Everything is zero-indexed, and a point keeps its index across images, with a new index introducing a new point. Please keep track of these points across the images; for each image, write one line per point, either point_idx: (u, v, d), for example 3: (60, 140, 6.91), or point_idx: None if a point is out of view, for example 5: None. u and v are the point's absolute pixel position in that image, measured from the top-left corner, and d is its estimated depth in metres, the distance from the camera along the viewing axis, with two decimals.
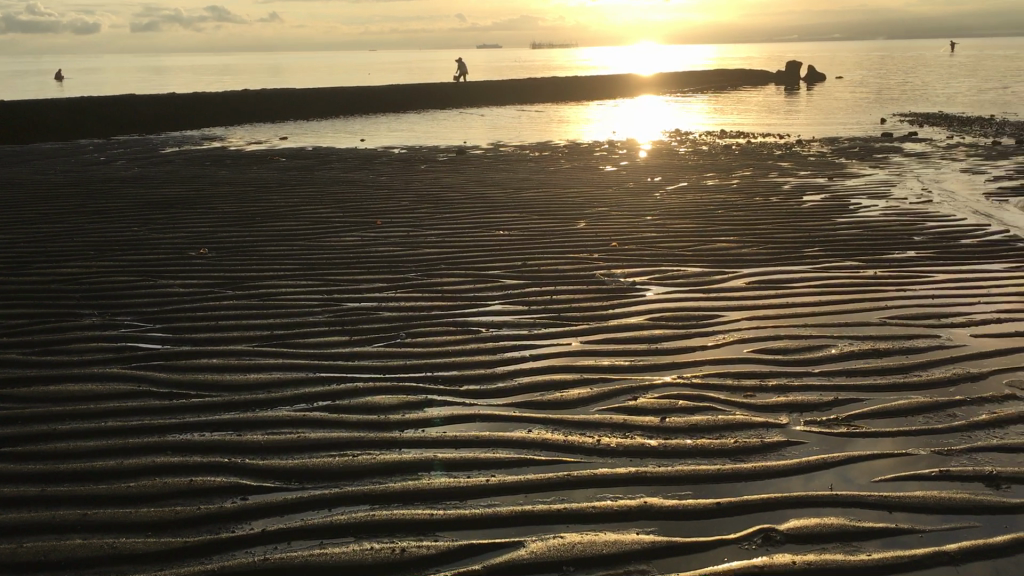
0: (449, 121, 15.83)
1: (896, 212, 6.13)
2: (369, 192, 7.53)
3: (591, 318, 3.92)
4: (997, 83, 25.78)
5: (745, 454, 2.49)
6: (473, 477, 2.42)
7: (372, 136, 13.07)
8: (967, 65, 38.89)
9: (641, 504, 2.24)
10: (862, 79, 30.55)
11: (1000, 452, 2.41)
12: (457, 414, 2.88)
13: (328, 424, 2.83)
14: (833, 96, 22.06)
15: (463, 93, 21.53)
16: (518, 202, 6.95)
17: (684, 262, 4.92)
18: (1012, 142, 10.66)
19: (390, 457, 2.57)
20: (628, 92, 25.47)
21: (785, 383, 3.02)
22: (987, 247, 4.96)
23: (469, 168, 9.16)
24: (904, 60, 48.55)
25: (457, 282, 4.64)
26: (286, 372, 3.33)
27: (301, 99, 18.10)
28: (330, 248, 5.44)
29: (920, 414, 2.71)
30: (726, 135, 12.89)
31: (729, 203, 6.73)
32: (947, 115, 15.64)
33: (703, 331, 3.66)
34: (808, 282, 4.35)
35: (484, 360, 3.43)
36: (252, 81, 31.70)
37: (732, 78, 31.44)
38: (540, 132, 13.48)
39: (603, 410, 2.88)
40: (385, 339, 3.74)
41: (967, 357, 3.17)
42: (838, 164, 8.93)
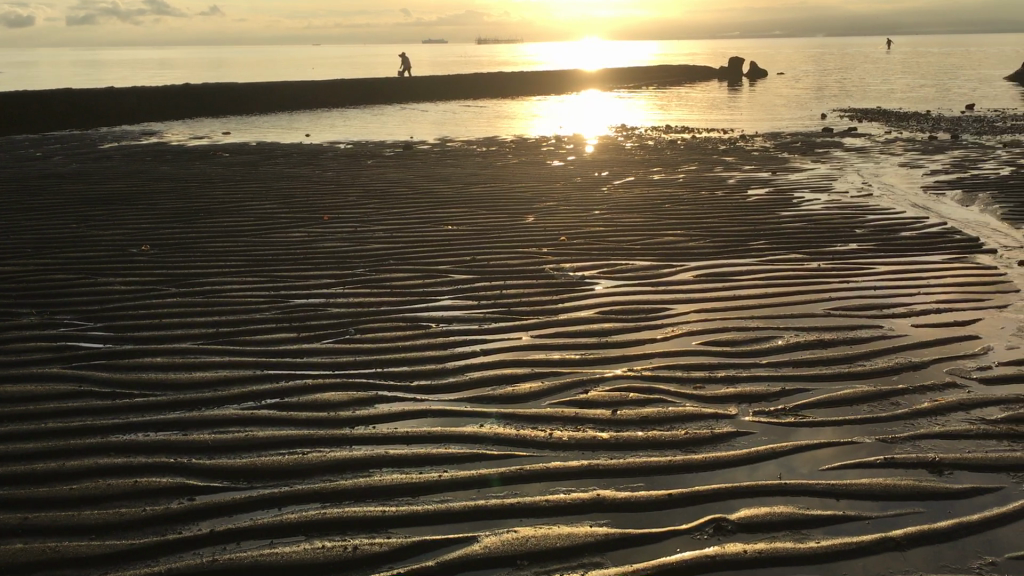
0: (395, 116, 15.73)
1: (837, 205, 6.24)
2: (315, 188, 7.45)
3: (541, 312, 3.93)
4: (932, 79, 26.40)
5: (695, 445, 2.52)
6: (425, 472, 2.41)
7: (317, 131, 12.92)
8: (902, 61, 39.73)
9: (593, 497, 2.25)
10: (803, 75, 31.06)
11: (942, 439, 2.47)
12: (407, 410, 2.86)
13: (277, 422, 2.79)
14: (776, 92, 22.40)
15: (409, 88, 21.42)
16: (466, 197, 6.94)
17: (632, 256, 4.96)
18: (948, 137, 10.92)
19: (340, 454, 2.54)
20: (574, 87, 25.58)
21: (734, 374, 3.06)
22: (926, 239, 5.08)
23: (416, 163, 9.11)
24: (843, 56, 49.47)
25: (406, 277, 4.62)
26: (232, 370, 3.28)
27: (244, 94, 17.83)
28: (276, 244, 5.37)
29: (864, 403, 2.76)
30: (671, 130, 13.00)
31: (675, 197, 6.80)
32: (885, 110, 15.98)
33: (652, 324, 3.69)
34: (754, 275, 4.41)
35: (435, 355, 3.41)
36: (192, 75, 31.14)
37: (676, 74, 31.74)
38: (486, 127, 13.45)
39: (555, 403, 2.89)
40: (334, 335, 3.70)
41: (909, 347, 3.24)
42: (781, 158, 9.07)
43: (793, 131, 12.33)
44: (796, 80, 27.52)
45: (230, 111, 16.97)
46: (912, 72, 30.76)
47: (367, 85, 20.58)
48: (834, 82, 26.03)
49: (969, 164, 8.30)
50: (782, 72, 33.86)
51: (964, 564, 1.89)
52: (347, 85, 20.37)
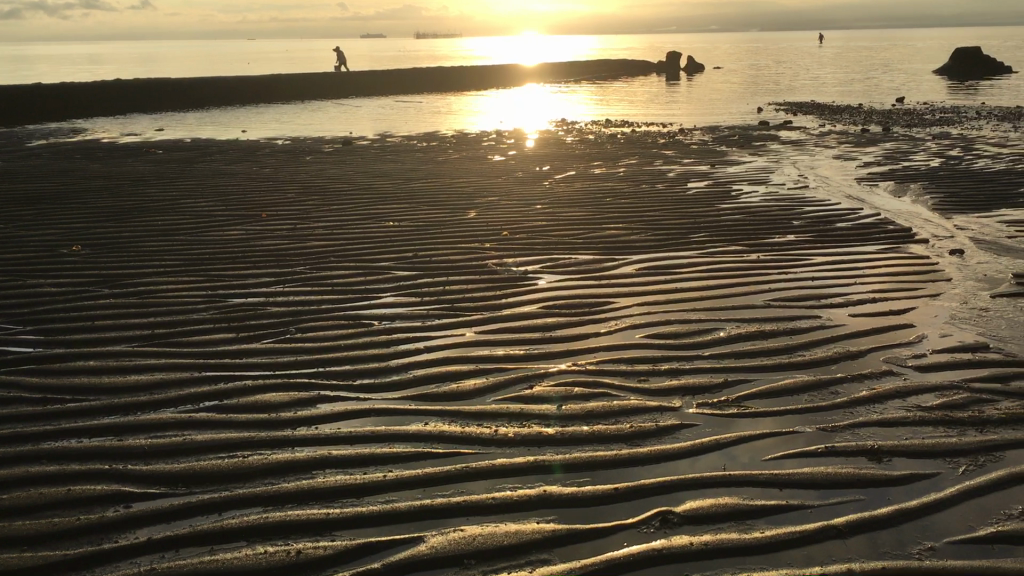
0: (334, 112, 15.57)
1: (775, 197, 6.34)
2: (253, 185, 7.33)
3: (485, 308, 3.91)
4: (863, 73, 27.00)
5: (641, 438, 2.53)
6: (369, 473, 2.38)
7: (254, 127, 12.72)
8: (834, 56, 40.56)
9: (539, 493, 2.24)
10: (738, 69, 31.52)
11: (880, 426, 2.51)
12: (351, 409, 2.82)
13: (216, 424, 2.72)
14: (713, 85, 22.70)
15: (347, 83, 21.20)
16: (407, 193, 6.89)
17: (575, 250, 4.97)
18: (880, 129, 11.16)
19: (283, 456, 2.49)
20: (514, 82, 25.60)
21: (677, 367, 3.08)
22: (860, 229, 5.18)
23: (355, 159, 9.02)
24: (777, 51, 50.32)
25: (347, 274, 4.56)
26: (170, 372, 3.20)
27: (178, 91, 17.46)
28: (213, 242, 5.25)
29: (805, 392, 2.80)
30: (610, 124, 13.09)
31: (616, 191, 6.83)
32: (818, 103, 16.30)
33: (595, 318, 3.70)
34: (695, 267, 4.45)
35: (377, 353, 3.37)
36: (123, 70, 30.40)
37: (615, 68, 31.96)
38: (426, 123, 13.37)
39: (500, 399, 2.87)
40: (274, 334, 3.63)
41: (846, 336, 3.30)
42: (719, 151, 9.18)
43: (730, 124, 12.50)
44: (732, 74, 27.90)
45: (164, 107, 16.60)
46: (844, 66, 31.38)
47: (304, 81, 20.33)
48: (769, 76, 26.45)
49: (900, 156, 8.49)
50: (719, 66, 34.34)
51: (904, 549, 1.93)
52: (284, 81, 20.08)
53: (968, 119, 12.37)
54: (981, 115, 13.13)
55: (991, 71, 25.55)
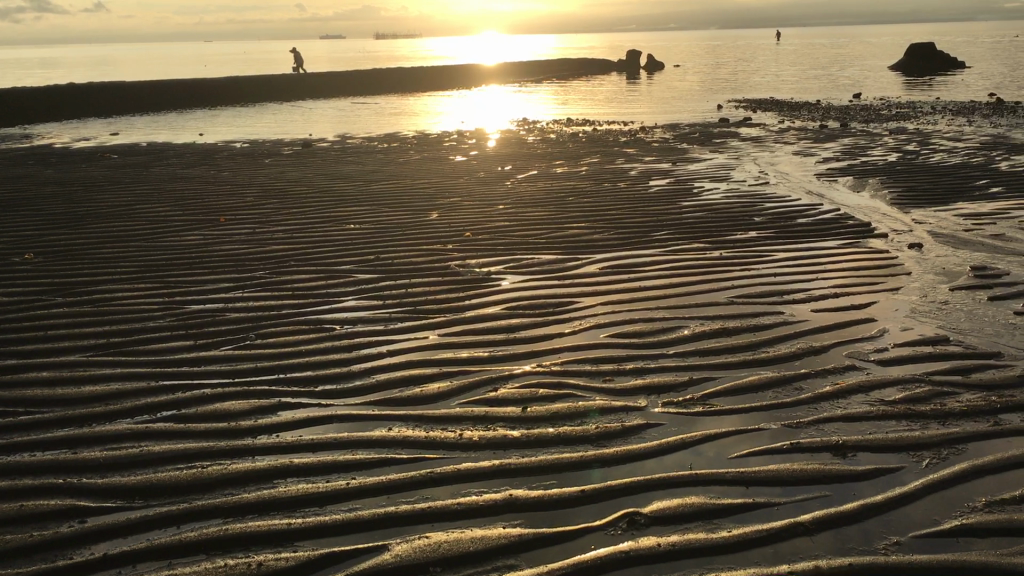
0: (294, 114, 15.43)
1: (736, 194, 6.37)
2: (210, 188, 7.22)
3: (448, 310, 3.88)
4: (820, 69, 27.30)
5: (606, 439, 2.51)
6: (332, 480, 2.34)
7: (211, 130, 12.56)
8: (791, 53, 41.00)
9: (505, 497, 2.21)
10: (697, 67, 31.74)
11: (844, 422, 2.52)
12: (313, 416, 2.78)
13: (174, 435, 2.66)
14: (673, 83, 22.80)
15: (306, 85, 21.03)
16: (368, 195, 6.83)
17: (538, 250, 4.95)
18: (838, 125, 11.28)
19: (243, 465, 2.44)
20: (474, 82, 25.55)
21: (641, 366, 3.07)
22: (821, 225, 5.22)
23: (315, 162, 8.93)
24: (736, 48, 50.77)
25: (308, 278, 4.50)
26: (126, 382, 3.13)
27: (133, 95, 17.20)
28: (169, 248, 5.16)
29: (769, 389, 2.80)
30: (572, 123, 13.10)
31: (578, 190, 6.83)
32: (777, 100, 16.44)
33: (560, 318, 3.68)
34: (658, 265, 4.45)
35: (338, 358, 3.32)
36: (74, 74, 29.86)
37: (575, 67, 32.03)
38: (386, 124, 13.29)
39: (464, 403, 2.84)
40: (233, 341, 3.57)
41: (809, 332, 3.31)
42: (680, 149, 9.22)
43: (690, 122, 12.56)
44: (692, 72, 28.09)
45: (118, 111, 16.33)
46: (801, 64, 31.73)
47: (262, 84, 20.13)
48: (728, 73, 26.67)
49: (858, 151, 8.58)
50: (679, 64, 34.52)
51: (871, 545, 1.93)
52: (241, 84, 19.86)
53: (923, 114, 12.55)
54: (935, 110, 13.33)
55: (945, 66, 25.98)
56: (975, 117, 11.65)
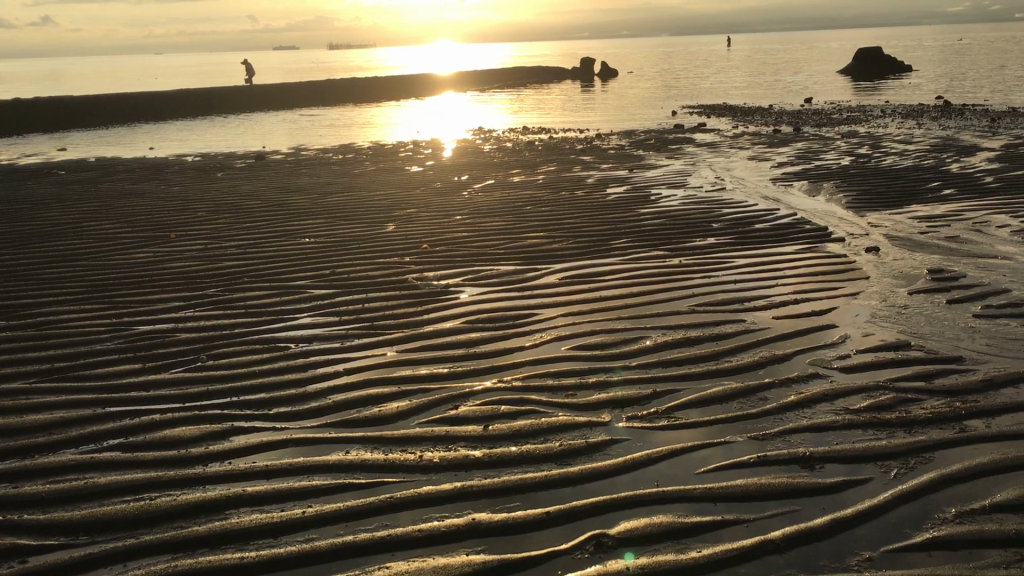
0: (246, 126, 15.22)
1: (694, 200, 6.37)
2: (160, 204, 7.06)
3: (405, 325, 3.79)
4: (772, 74, 27.64)
5: (571, 457, 2.45)
6: (287, 510, 2.24)
7: (161, 144, 12.33)
8: (742, 58, 41.49)
9: (468, 522, 2.14)
10: (650, 73, 32.00)
11: (811, 433, 2.48)
12: (267, 440, 2.68)
13: (122, 464, 2.55)
14: (628, 91, 22.91)
15: (258, 96, 20.79)
16: (323, 207, 6.72)
17: (496, 260, 4.88)
18: (791, 130, 11.39)
19: (195, 496, 2.34)
20: (430, 91, 25.47)
21: (604, 379, 3.01)
22: (779, 230, 5.22)
23: (267, 174, 8.79)
24: (688, 54, 51.28)
25: (262, 295, 4.39)
26: (70, 410, 3.00)
27: (80, 110, 16.86)
28: (117, 267, 5.01)
29: (734, 400, 2.76)
30: (528, 131, 13.09)
31: (536, 198, 6.79)
32: (730, 105, 16.58)
33: (520, 331, 3.62)
34: (617, 274, 4.41)
35: (294, 378, 3.22)
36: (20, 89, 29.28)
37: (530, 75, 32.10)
38: (340, 135, 13.15)
39: (424, 422, 2.76)
40: (183, 364, 3.45)
41: (772, 340, 3.28)
42: (636, 155, 9.23)
43: (646, 128, 12.61)
44: (645, 79, 28.27)
45: (65, 125, 16.00)
46: (753, 69, 32.10)
47: (213, 96, 19.87)
48: (681, 80, 26.88)
49: (812, 155, 8.64)
50: (632, 71, 34.76)
51: (843, 561, 1.89)
52: (192, 96, 19.59)
53: (874, 117, 12.71)
54: (885, 113, 13.54)
55: (893, 70, 26.42)
56: (924, 119, 11.83)
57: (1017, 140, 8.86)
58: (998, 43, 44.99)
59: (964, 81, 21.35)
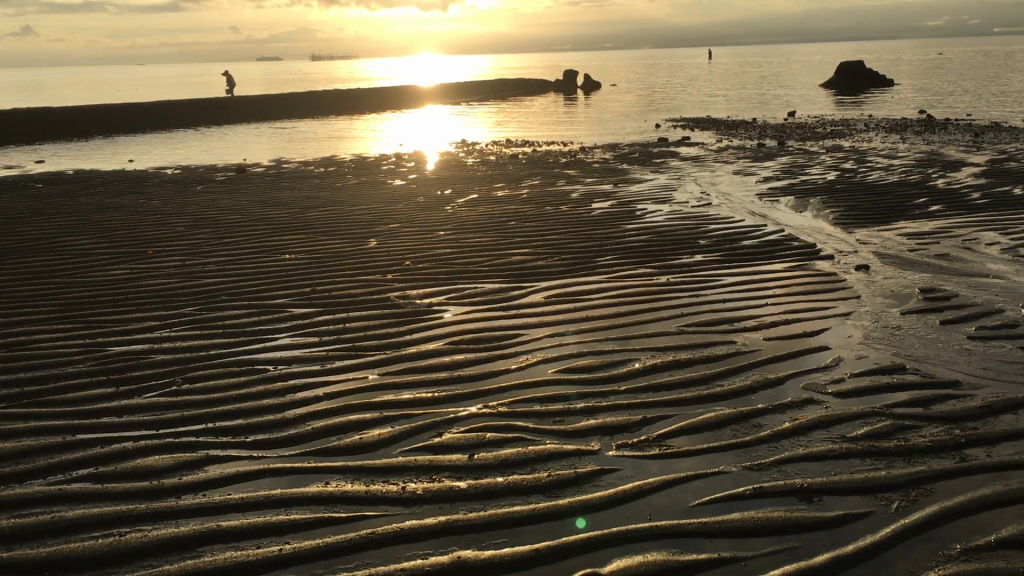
0: (228, 138, 15.10)
1: (679, 215, 6.32)
2: (138, 218, 6.93)
3: (388, 346, 3.70)
4: (755, 87, 27.74)
5: (560, 488, 2.36)
6: (263, 547, 2.14)
7: (140, 157, 12.18)
8: (724, 71, 41.74)
9: (453, 560, 2.05)
10: (634, 86, 32.07)
11: (808, 462, 2.41)
12: (243, 470, 2.58)
13: (91, 496, 2.44)
14: (611, 104, 22.93)
15: (240, 109, 20.66)
16: (305, 222, 6.62)
17: (481, 278, 4.79)
18: (776, 143, 11.37)
19: (167, 531, 2.23)
20: (413, 103, 25.40)
21: (593, 404, 2.92)
22: (766, 246, 5.17)
23: (248, 188, 8.67)
24: (671, 67, 51.51)
25: (240, 314, 4.28)
26: (38, 438, 2.88)
27: (60, 122, 16.68)
28: (92, 284, 4.88)
29: (727, 427, 2.68)
30: (511, 144, 13.03)
31: (520, 213, 6.71)
32: (714, 119, 16.60)
33: (505, 353, 3.53)
34: (603, 293, 4.33)
35: (272, 403, 3.12)
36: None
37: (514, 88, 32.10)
38: (322, 148, 13.04)
39: (406, 451, 2.66)
40: (158, 388, 3.33)
41: (763, 362, 3.21)
42: (621, 169, 9.18)
43: (629, 141, 12.58)
44: (629, 92, 28.28)
45: (44, 137, 15.81)
46: (736, 82, 32.22)
47: (194, 108, 19.72)
48: (665, 92, 26.92)
49: (797, 170, 8.61)
50: (616, 84, 34.84)
51: None
52: (173, 109, 19.45)
53: (857, 131, 12.71)
54: (868, 127, 13.58)
55: (875, 84, 26.59)
56: (907, 134, 11.85)
57: (1001, 155, 8.86)
58: (977, 58, 45.38)
59: (945, 94, 21.46)
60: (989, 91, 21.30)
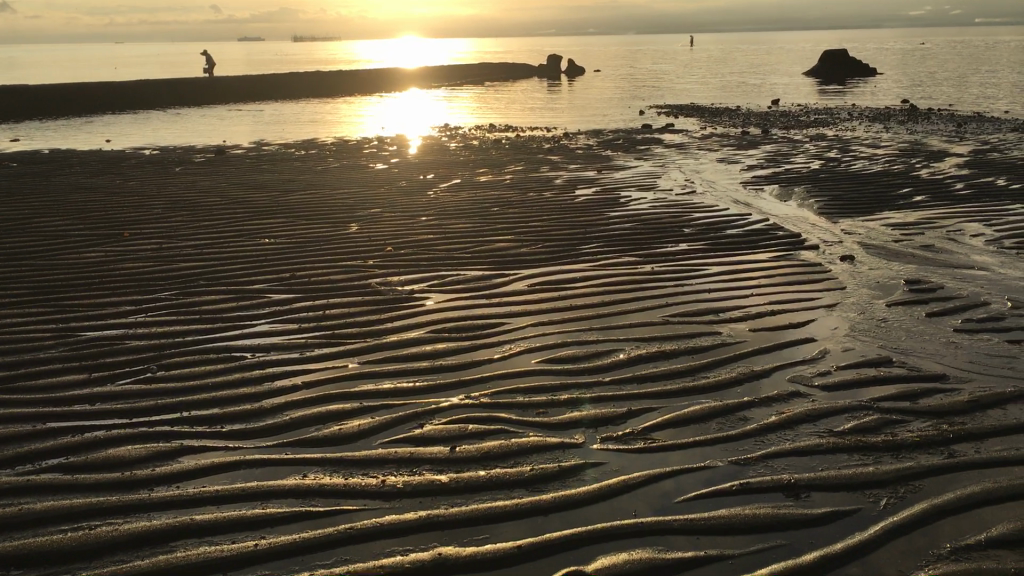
0: (206, 118, 14.89)
1: (664, 203, 6.28)
2: (114, 199, 6.81)
3: (367, 335, 3.63)
4: (739, 75, 27.67)
5: (543, 482, 2.32)
6: (239, 541, 2.08)
7: (115, 137, 11.96)
8: (706, 58, 41.64)
9: (434, 556, 2.00)
10: (617, 72, 31.91)
11: (796, 458, 2.40)
12: (219, 461, 2.51)
13: (61, 488, 2.37)
14: (595, 89, 22.83)
15: (220, 90, 20.40)
16: (284, 206, 6.52)
17: (463, 265, 4.73)
18: (760, 132, 11.34)
19: (140, 524, 2.16)
20: (395, 86, 25.21)
21: (576, 396, 2.88)
22: (752, 235, 5.14)
23: (227, 169, 8.56)
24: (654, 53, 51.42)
25: (217, 299, 4.20)
26: (7, 426, 2.80)
27: (35, 100, 16.38)
28: (66, 267, 4.78)
29: (712, 420, 2.66)
30: (493, 129, 12.93)
31: (504, 199, 6.64)
32: (697, 105, 16.54)
33: (488, 342, 3.47)
34: (587, 281, 4.28)
35: (249, 392, 3.05)
36: None
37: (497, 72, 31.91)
38: (302, 130, 12.87)
39: (387, 443, 2.61)
40: (131, 375, 3.25)
41: (749, 354, 3.18)
42: (604, 156, 9.12)
43: (613, 127, 12.50)
44: (610, 78, 28.19)
45: (17, 116, 15.51)
46: (719, 69, 32.14)
47: (174, 87, 19.45)
48: (648, 78, 26.85)
49: (781, 158, 8.57)
50: (600, 70, 34.70)
51: None
52: (150, 87, 19.15)
53: (840, 120, 12.69)
54: (852, 117, 13.57)
55: (858, 73, 26.59)
56: (891, 123, 11.84)
57: (984, 146, 8.87)
58: (957, 48, 45.49)
59: (927, 84, 21.48)
60: (971, 81, 21.34)
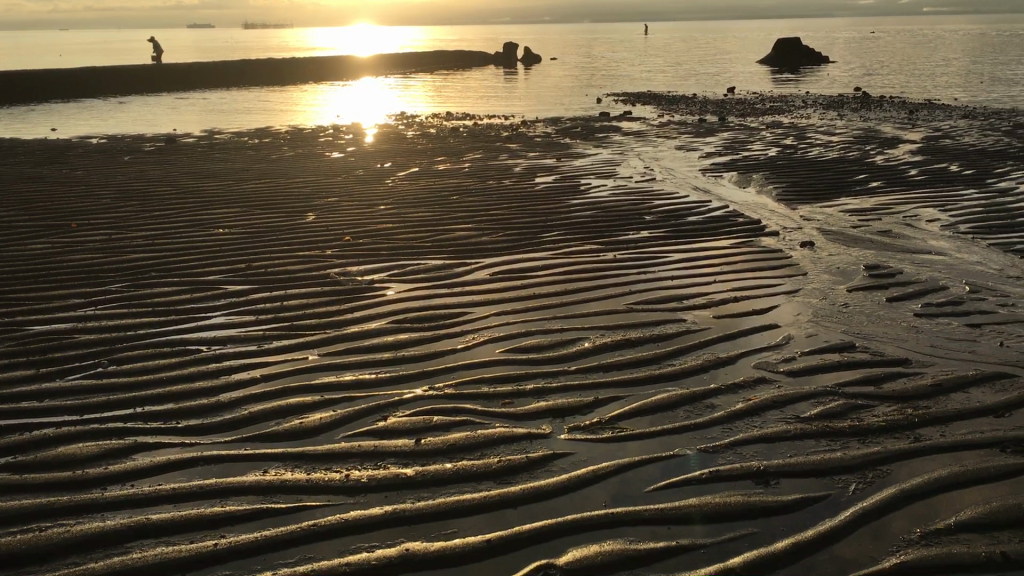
0: (157, 105, 14.60)
1: (624, 190, 6.29)
2: (63, 189, 6.62)
3: (327, 325, 3.56)
4: (694, 63, 27.86)
5: (510, 474, 2.30)
6: (197, 541, 2.01)
7: (61, 125, 11.66)
8: (661, 44, 41.78)
9: (401, 552, 1.95)
10: (572, 58, 32.02)
11: (766, 443, 2.46)
12: (174, 458, 2.44)
13: (8, 488, 2.27)
14: (551, 76, 22.85)
15: (170, 76, 20.00)
16: (239, 195, 6.40)
17: (422, 254, 4.68)
18: (717, 119, 11.40)
19: (91, 525, 2.08)
20: (350, 73, 24.94)
21: (541, 385, 2.87)
22: (713, 222, 5.16)
23: (178, 158, 8.37)
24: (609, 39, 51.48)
25: (171, 291, 4.10)
26: None
27: None
28: (13, 259, 4.63)
29: (681, 407, 2.70)
30: (450, 117, 12.84)
31: (463, 187, 6.59)
32: (654, 93, 16.60)
33: (449, 331, 3.43)
34: (548, 269, 4.25)
35: (204, 386, 2.96)
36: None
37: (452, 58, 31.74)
38: (255, 118, 12.67)
39: (348, 436, 2.55)
40: (81, 370, 3.15)
41: (711, 342, 3.20)
42: (563, 144, 9.11)
43: (570, 114, 12.49)
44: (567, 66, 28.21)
45: None
46: (675, 56, 32.31)
47: (120, 73, 18.98)
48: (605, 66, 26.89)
49: (738, 144, 8.63)
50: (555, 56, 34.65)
51: None
52: (98, 74, 18.70)
53: (795, 107, 12.81)
54: (806, 103, 13.72)
55: (810, 60, 26.93)
56: (845, 110, 11.98)
57: (935, 132, 9.03)
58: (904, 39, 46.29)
59: (878, 72, 21.82)
60: (921, 69, 21.70)
